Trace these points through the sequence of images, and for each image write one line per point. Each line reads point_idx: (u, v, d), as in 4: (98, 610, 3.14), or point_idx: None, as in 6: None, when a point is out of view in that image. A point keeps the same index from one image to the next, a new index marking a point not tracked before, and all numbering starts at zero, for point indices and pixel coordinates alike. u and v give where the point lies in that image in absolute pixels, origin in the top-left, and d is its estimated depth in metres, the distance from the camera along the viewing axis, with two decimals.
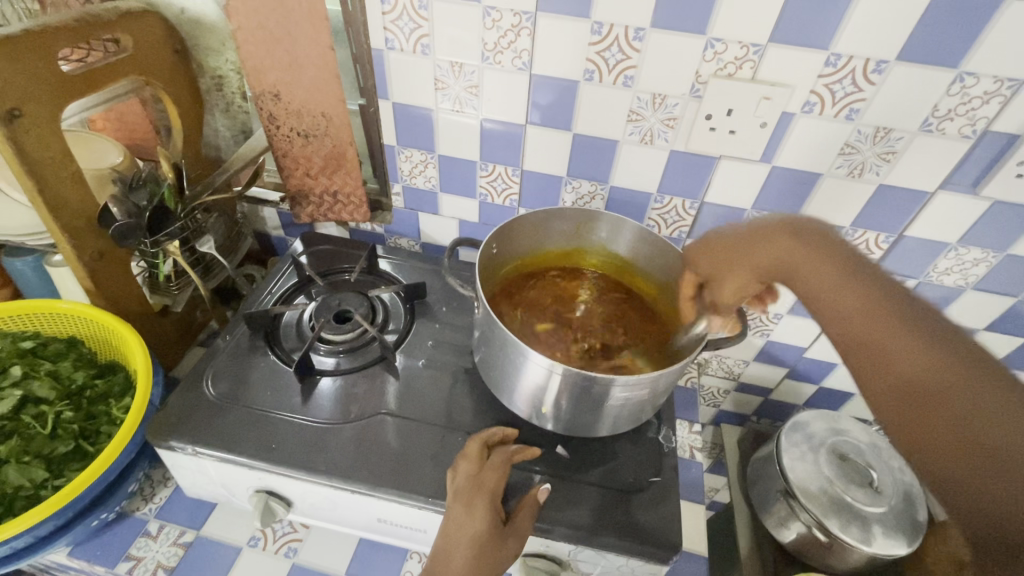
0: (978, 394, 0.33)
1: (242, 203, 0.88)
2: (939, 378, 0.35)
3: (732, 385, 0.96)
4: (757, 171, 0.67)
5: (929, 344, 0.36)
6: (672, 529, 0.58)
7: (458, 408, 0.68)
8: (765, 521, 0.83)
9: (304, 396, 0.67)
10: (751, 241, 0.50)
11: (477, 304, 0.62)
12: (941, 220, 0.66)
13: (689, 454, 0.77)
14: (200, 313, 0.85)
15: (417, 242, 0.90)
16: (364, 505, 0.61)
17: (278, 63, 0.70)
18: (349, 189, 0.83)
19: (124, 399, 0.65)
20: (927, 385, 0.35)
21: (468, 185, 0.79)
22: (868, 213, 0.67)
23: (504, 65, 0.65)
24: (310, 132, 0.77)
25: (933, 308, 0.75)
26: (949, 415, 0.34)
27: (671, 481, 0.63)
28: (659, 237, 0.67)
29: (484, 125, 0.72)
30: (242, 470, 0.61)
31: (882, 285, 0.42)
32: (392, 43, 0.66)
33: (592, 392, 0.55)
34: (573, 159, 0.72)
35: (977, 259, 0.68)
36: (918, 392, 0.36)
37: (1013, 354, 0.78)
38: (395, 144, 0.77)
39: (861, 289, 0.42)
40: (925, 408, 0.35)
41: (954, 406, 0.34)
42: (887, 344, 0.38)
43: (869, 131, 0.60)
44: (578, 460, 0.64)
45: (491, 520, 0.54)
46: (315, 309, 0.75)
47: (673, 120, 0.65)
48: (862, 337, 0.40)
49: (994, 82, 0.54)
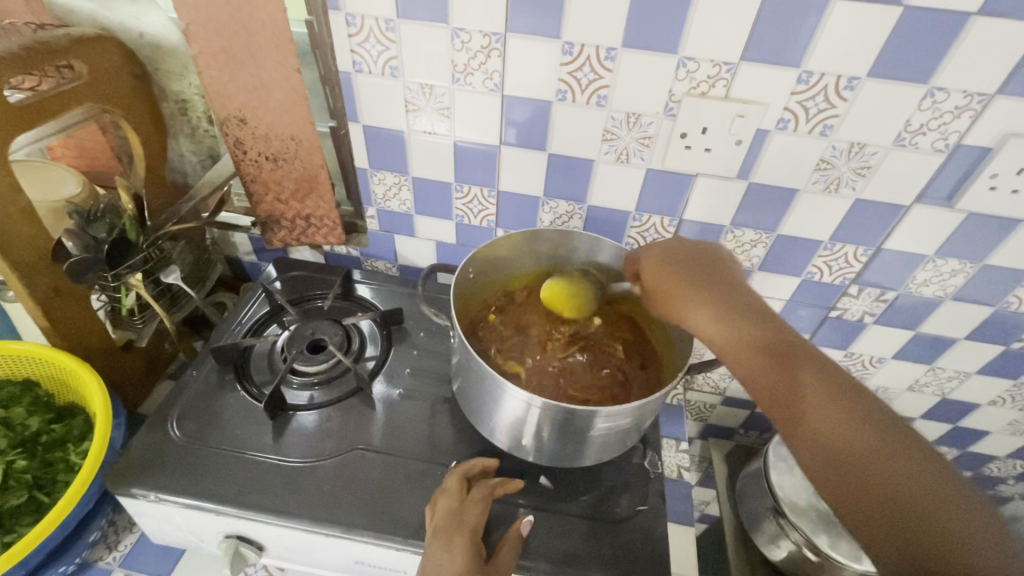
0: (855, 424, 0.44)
1: (211, 229, 0.85)
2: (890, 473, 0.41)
3: (718, 399, 0.95)
4: (734, 188, 0.66)
5: (855, 418, 0.44)
6: (662, 560, 0.56)
7: (438, 439, 0.66)
8: (755, 539, 0.82)
9: (276, 433, 0.64)
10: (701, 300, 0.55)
11: (453, 333, 0.60)
12: (918, 232, 0.65)
13: (677, 475, 0.75)
14: (167, 345, 0.81)
15: (395, 265, 0.87)
16: (340, 548, 0.58)
17: (243, 88, 0.68)
18: (321, 213, 0.81)
19: (82, 444, 0.61)
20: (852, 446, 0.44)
21: (443, 206, 0.77)
22: (846, 227, 0.67)
23: (475, 86, 0.64)
24: (279, 155, 0.75)
25: (914, 318, 0.75)
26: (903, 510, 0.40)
27: (658, 509, 0.61)
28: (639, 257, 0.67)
29: (459, 147, 0.70)
30: (210, 517, 0.58)
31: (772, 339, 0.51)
32: (360, 66, 0.65)
33: (573, 423, 0.54)
34: (549, 179, 0.71)
35: (955, 270, 0.68)
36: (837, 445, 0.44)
37: (995, 361, 0.78)
38: (367, 167, 0.75)
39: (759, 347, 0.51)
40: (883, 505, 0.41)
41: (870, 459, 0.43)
42: (808, 409, 0.46)
43: (843, 147, 0.60)
44: (563, 489, 0.62)
45: (472, 560, 0.51)
46: (288, 340, 0.72)
47: (648, 139, 0.64)
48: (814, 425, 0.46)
49: (964, 97, 0.54)
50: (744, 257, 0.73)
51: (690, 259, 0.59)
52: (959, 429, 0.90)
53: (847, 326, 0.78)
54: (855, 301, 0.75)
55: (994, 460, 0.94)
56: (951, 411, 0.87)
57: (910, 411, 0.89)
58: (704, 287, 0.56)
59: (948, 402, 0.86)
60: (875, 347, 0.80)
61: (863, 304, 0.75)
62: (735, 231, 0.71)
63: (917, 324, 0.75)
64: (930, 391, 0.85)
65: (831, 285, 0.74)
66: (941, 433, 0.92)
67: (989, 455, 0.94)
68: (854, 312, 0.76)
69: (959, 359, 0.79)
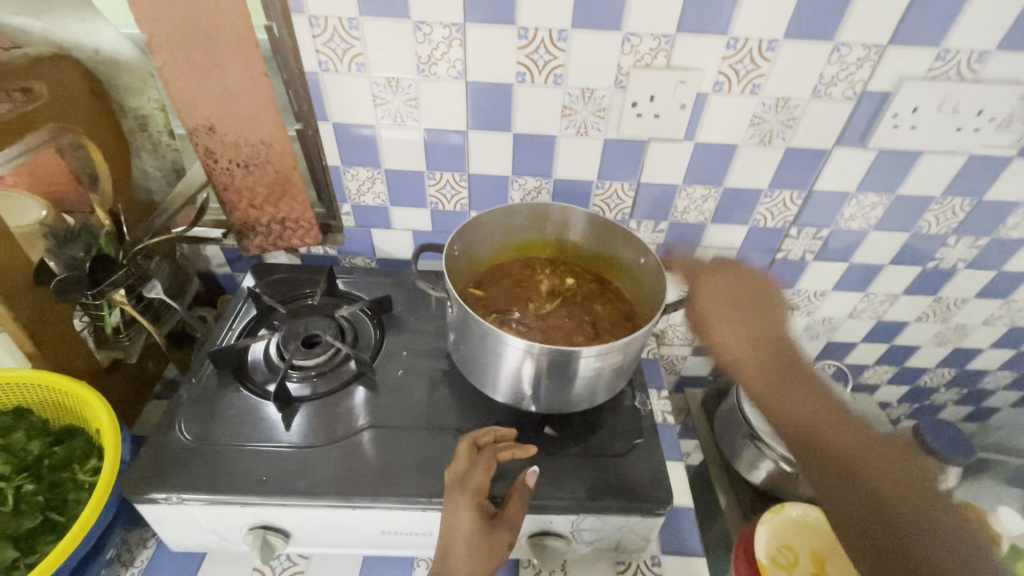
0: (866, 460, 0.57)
1: (183, 244, 0.84)
2: (884, 489, 0.55)
3: (688, 350, 1.03)
4: (683, 149, 0.74)
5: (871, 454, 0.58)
6: (663, 483, 0.63)
7: (442, 409, 0.70)
8: (738, 467, 0.90)
9: (285, 424, 0.66)
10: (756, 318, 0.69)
11: (450, 303, 0.64)
12: (841, 172, 0.75)
13: (663, 418, 0.82)
14: (151, 364, 0.80)
15: (373, 259, 0.90)
16: (367, 520, 0.61)
17: (210, 96, 0.70)
18: (297, 215, 0.82)
19: (90, 462, 0.61)
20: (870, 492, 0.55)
21: (417, 195, 0.81)
22: (781, 174, 0.76)
23: (440, 76, 0.68)
24: (250, 161, 0.76)
25: (847, 251, 0.85)
26: (905, 522, 0.53)
27: (653, 441, 0.67)
28: (609, 219, 0.73)
29: (428, 135, 0.74)
30: (235, 509, 0.59)
31: (795, 376, 0.65)
32: (326, 65, 0.67)
33: (569, 366, 0.59)
34: (517, 158, 0.76)
35: (874, 203, 0.79)
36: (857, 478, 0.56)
37: (917, 281, 0.90)
38: (339, 164, 0.78)
39: (789, 382, 0.65)
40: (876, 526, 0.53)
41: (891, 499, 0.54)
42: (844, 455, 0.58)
43: (771, 102, 0.68)
44: (566, 436, 0.67)
45: (478, 518, 0.56)
46: (282, 338, 0.74)
47: (603, 111, 0.71)
48: (841, 457, 0.58)
49: (864, 49, 0.64)
50: (698, 213, 0.81)
51: (745, 292, 0.71)
52: (893, 348, 1.02)
53: (792, 265, 0.88)
54: (797, 241, 0.84)
55: (926, 373, 1.07)
56: (886, 332, 0.99)
57: (852, 337, 1.00)
58: (758, 314, 0.70)
59: (883, 324, 0.98)
60: (817, 282, 0.90)
61: (803, 243, 0.84)
62: (687, 189, 0.78)
63: (850, 256, 0.86)
64: (866, 316, 0.96)
65: (774, 230, 0.83)
66: (880, 353, 1.04)
67: (922, 369, 1.07)
68: (796, 251, 0.85)
69: (887, 283, 0.90)
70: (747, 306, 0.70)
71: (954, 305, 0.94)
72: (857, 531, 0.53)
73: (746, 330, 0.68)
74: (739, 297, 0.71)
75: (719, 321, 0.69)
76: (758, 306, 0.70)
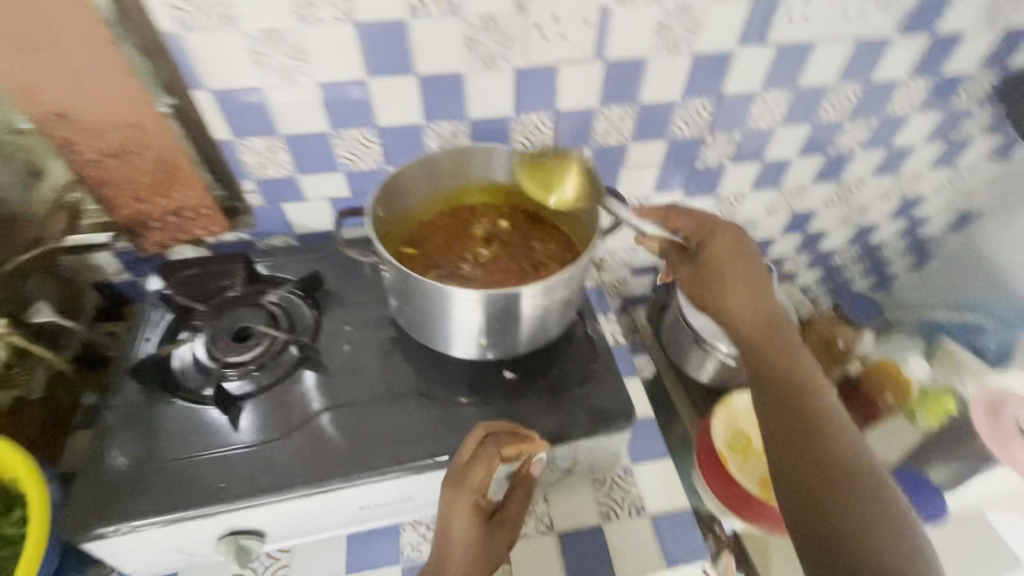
0: (846, 460, 0.50)
1: (62, 255, 0.74)
2: (851, 467, 0.49)
3: (626, 270, 1.06)
4: (594, 69, 0.72)
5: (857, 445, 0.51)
6: (626, 402, 0.65)
7: (402, 376, 0.68)
8: (687, 369, 0.96)
9: (234, 423, 0.62)
10: (760, 284, 0.61)
11: (382, 267, 0.61)
12: (745, 73, 0.77)
13: (614, 340, 0.85)
14: (63, 395, 0.72)
15: (292, 235, 0.83)
16: (342, 500, 0.60)
17: (54, 79, 0.60)
18: (194, 202, 0.74)
19: (15, 513, 0.55)
20: (841, 467, 0.49)
21: (325, 159, 0.74)
22: (691, 84, 0.76)
23: (323, 20, 0.61)
24: (123, 149, 0.68)
25: (759, 150, 0.88)
26: (838, 502, 0.48)
27: (609, 364, 0.69)
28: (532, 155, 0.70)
29: (326, 92, 0.68)
30: (196, 523, 0.56)
31: (781, 336, 0.59)
32: (187, 22, 0.58)
33: (512, 307, 0.58)
34: (425, 100, 0.71)
35: (778, 99, 0.81)
36: (831, 461, 0.49)
37: (823, 170, 0.95)
38: (230, 138, 0.69)
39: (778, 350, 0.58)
40: (825, 483, 0.49)
41: (844, 487, 0.48)
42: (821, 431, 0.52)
43: (672, 10, 0.68)
44: (528, 378, 0.68)
45: (479, 524, 0.55)
46: (209, 338, 0.67)
47: (508, 39, 0.67)
48: (807, 418, 0.52)
49: None
50: (618, 134, 0.81)
51: (748, 254, 0.63)
52: (808, 235, 1.10)
53: (711, 173, 0.90)
54: (712, 148, 0.86)
55: (837, 254, 1.17)
56: (801, 222, 1.06)
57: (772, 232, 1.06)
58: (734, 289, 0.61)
59: (798, 215, 1.04)
60: (736, 185, 0.94)
61: (718, 149, 0.87)
62: (605, 111, 0.77)
63: (762, 155, 0.89)
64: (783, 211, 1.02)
65: (691, 141, 0.84)
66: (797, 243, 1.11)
67: (833, 250, 1.16)
68: (713, 159, 0.88)
69: (797, 175, 0.95)
70: (755, 283, 0.62)
71: (857, 187, 1.01)
72: (791, 488, 0.50)
73: (748, 287, 0.61)
74: (744, 271, 0.62)
75: (726, 286, 0.62)
76: (750, 274, 0.62)
